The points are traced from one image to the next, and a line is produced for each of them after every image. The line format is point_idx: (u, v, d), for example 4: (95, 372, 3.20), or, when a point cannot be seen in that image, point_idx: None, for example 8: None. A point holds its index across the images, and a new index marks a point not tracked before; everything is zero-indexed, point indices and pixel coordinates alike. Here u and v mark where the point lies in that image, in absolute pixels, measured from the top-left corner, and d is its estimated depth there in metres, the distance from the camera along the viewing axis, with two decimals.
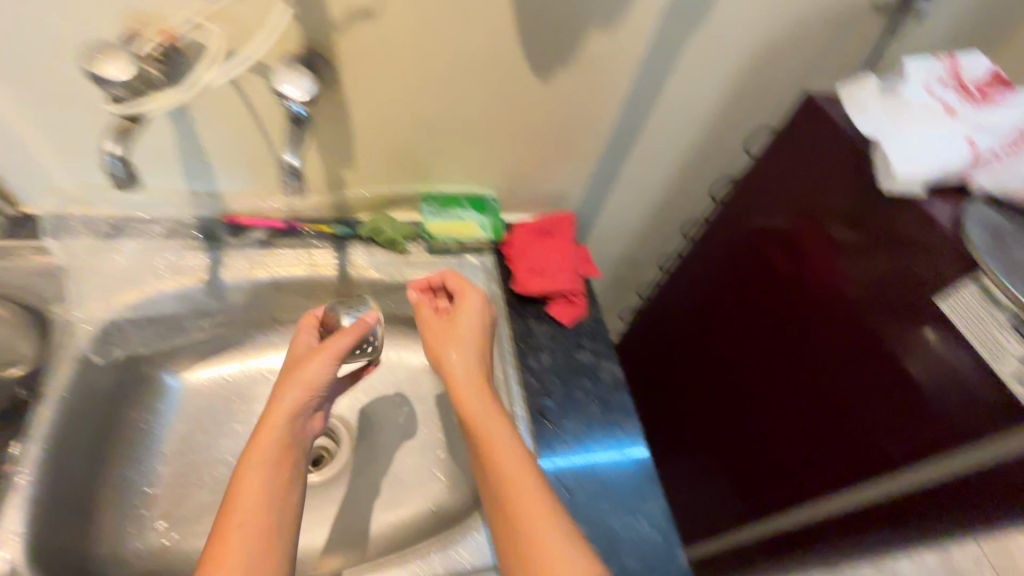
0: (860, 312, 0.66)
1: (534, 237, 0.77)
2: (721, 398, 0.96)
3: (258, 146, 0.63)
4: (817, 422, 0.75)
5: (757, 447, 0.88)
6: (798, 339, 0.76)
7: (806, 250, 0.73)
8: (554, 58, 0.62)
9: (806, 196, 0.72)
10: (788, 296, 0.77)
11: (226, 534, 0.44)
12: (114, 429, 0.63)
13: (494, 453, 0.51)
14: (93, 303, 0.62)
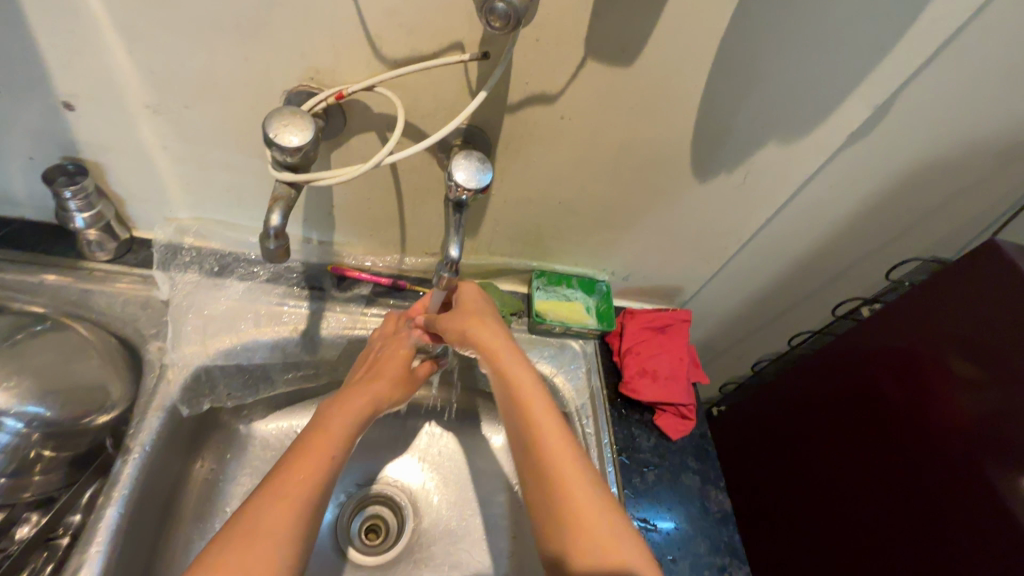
0: (971, 461, 0.61)
1: (647, 334, 0.71)
2: (785, 499, 0.89)
3: (390, 207, 0.60)
4: (893, 558, 0.69)
5: (816, 557, 0.81)
6: (887, 468, 0.71)
7: (916, 381, 0.69)
8: (720, 164, 0.58)
9: (944, 326, 0.66)
10: (886, 422, 0.72)
11: (297, 481, 0.44)
12: (185, 481, 0.59)
13: (566, 470, 0.47)
14: (190, 346, 0.58)
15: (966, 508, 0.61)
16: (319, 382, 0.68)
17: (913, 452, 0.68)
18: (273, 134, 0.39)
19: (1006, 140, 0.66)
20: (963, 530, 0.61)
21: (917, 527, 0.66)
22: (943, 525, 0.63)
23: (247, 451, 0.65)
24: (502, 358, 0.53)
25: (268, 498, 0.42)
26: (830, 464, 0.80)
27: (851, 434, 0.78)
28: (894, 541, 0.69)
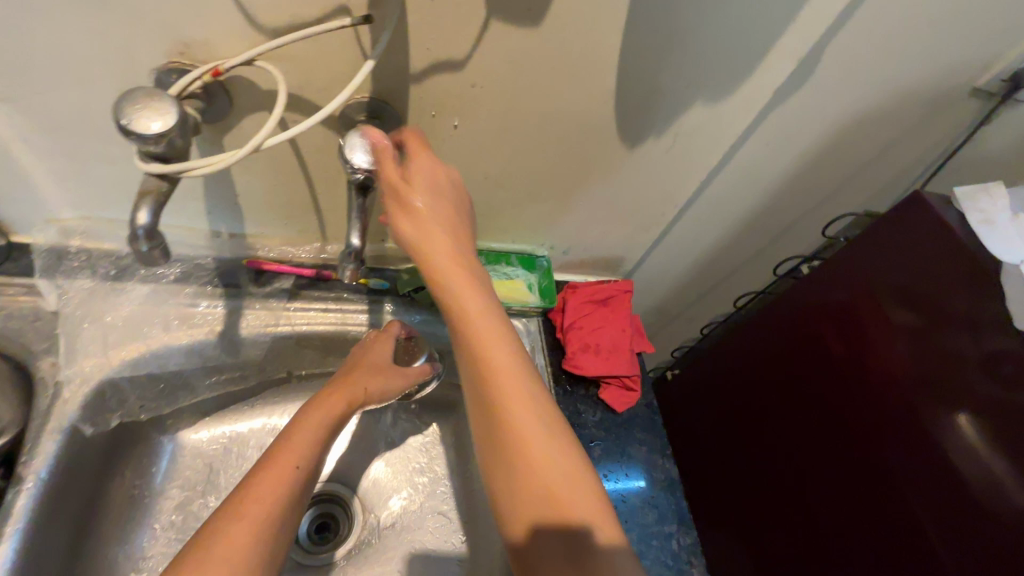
0: (904, 404, 0.63)
1: (589, 308, 0.70)
2: (732, 455, 0.92)
3: (301, 192, 0.56)
4: (837, 501, 0.72)
5: (762, 507, 0.85)
6: (828, 417, 0.73)
7: (855, 331, 0.70)
8: (649, 128, 0.55)
9: (871, 278, 0.68)
10: (824, 374, 0.74)
11: (256, 499, 0.42)
12: (108, 498, 0.55)
13: (515, 405, 0.44)
14: (89, 358, 0.53)
15: (897, 448, 0.64)
16: (247, 384, 0.64)
17: (851, 400, 0.70)
18: (129, 120, 0.34)
19: (930, 90, 0.67)
20: (896, 468, 0.64)
21: (858, 469, 0.69)
22: (881, 466, 0.66)
23: (177, 462, 0.62)
24: (454, 289, 0.47)
25: (227, 519, 0.40)
26: (772, 417, 0.83)
27: (794, 388, 0.79)
28: (840, 485, 0.71)
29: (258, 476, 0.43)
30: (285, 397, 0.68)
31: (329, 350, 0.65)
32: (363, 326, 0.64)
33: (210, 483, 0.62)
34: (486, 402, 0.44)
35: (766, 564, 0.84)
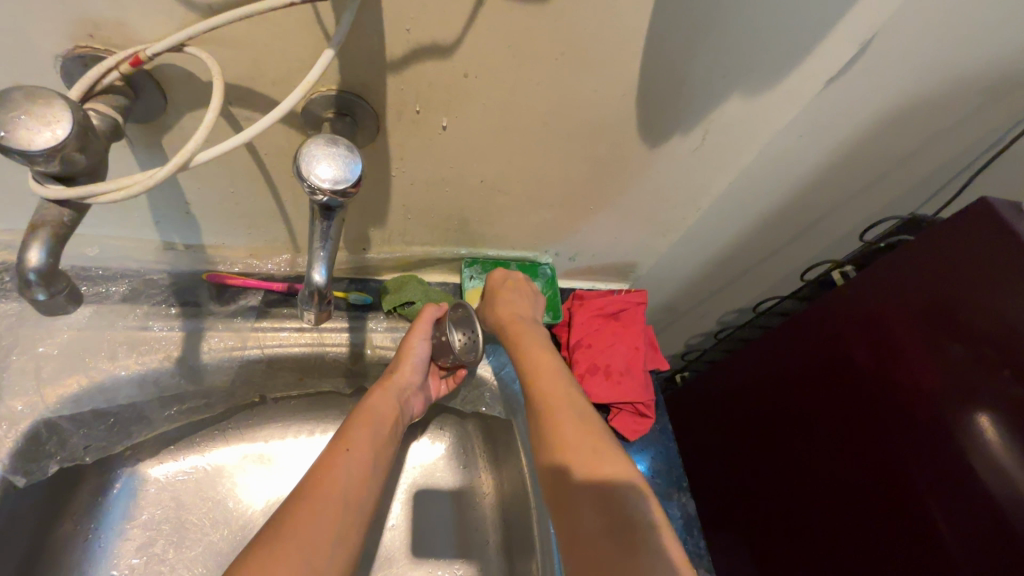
0: (938, 424, 0.56)
1: (598, 323, 0.62)
2: (742, 467, 0.86)
3: (264, 199, 0.47)
4: (858, 521, 0.65)
5: (774, 524, 0.79)
6: (849, 431, 0.67)
7: (883, 339, 0.63)
8: (675, 124, 0.47)
9: (906, 287, 0.61)
10: (846, 385, 0.68)
11: (321, 479, 0.43)
12: (49, 552, 0.49)
13: (552, 395, 0.49)
14: (19, 396, 0.45)
15: (925, 465, 0.57)
16: (213, 412, 0.57)
17: (875, 413, 0.63)
18: (3, 131, 0.25)
19: (997, 75, 0.57)
20: (922, 489, 0.57)
21: (880, 488, 0.62)
22: (906, 486, 0.59)
23: (137, 499, 0.56)
24: (508, 320, 0.55)
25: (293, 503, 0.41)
26: (785, 431, 0.77)
27: (812, 399, 0.73)
28: (861, 505, 0.65)
29: (322, 464, 0.44)
30: (260, 423, 0.61)
31: (306, 373, 0.58)
32: (343, 347, 0.57)
33: (174, 521, 0.56)
34: (530, 398, 0.50)
35: None
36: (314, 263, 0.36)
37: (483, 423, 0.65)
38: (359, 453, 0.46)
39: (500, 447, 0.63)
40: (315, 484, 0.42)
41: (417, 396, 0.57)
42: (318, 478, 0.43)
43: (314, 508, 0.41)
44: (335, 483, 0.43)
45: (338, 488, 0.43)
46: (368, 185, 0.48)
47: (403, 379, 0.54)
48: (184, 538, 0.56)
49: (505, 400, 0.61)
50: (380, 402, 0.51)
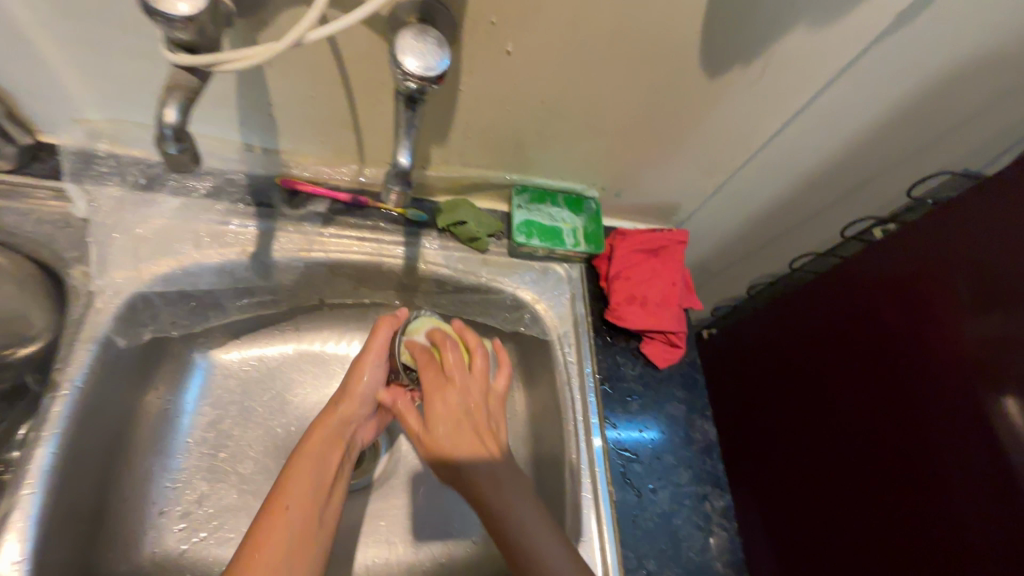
0: (961, 385, 0.59)
1: (637, 258, 0.65)
2: (759, 425, 0.90)
3: (340, 107, 0.51)
4: (868, 481, 0.69)
5: (780, 478, 0.83)
6: (875, 397, 0.69)
7: (915, 301, 0.64)
8: (735, 55, 0.48)
9: (943, 248, 0.62)
10: (876, 353, 0.69)
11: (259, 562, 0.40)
12: (138, 409, 0.55)
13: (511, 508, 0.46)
14: (121, 270, 0.51)
15: (948, 436, 0.60)
16: (278, 309, 0.63)
17: (897, 374, 0.66)
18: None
19: None
20: (940, 455, 0.60)
21: (896, 452, 0.65)
22: (924, 453, 0.62)
23: (208, 379, 0.62)
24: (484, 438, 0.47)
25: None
26: (807, 390, 0.80)
27: (841, 362, 0.74)
28: (872, 465, 0.68)
29: (258, 524, 0.42)
30: (317, 326, 0.67)
31: (362, 281, 0.63)
32: (398, 260, 0.61)
33: (240, 404, 0.62)
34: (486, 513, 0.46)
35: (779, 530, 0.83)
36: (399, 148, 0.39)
37: (519, 346, 0.69)
38: (299, 508, 0.44)
39: (532, 366, 0.68)
40: (253, 551, 0.40)
41: (367, 425, 0.55)
42: (257, 542, 0.41)
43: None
44: (273, 552, 0.40)
45: (279, 551, 0.41)
46: (437, 99, 0.51)
47: (348, 411, 0.52)
48: (247, 420, 0.62)
49: (543, 323, 0.64)
50: (318, 443, 0.49)
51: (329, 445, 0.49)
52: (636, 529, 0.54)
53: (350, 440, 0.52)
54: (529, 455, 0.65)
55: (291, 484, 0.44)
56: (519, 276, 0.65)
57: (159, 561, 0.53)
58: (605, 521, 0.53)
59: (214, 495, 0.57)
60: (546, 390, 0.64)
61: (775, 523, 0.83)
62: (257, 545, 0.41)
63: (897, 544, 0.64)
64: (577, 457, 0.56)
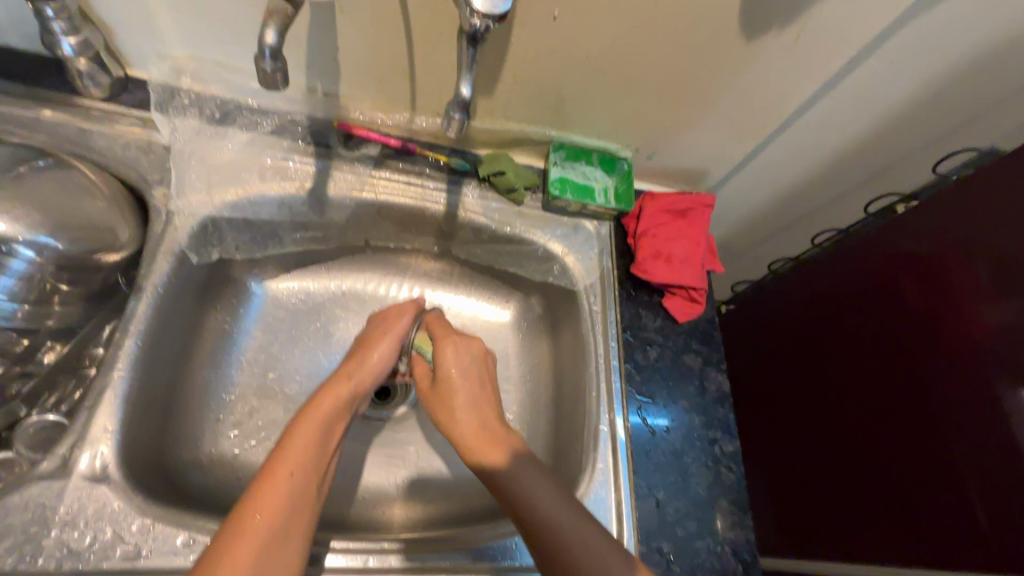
0: (971, 363, 0.61)
1: (664, 218, 0.68)
2: (774, 397, 0.93)
3: (400, 55, 0.55)
4: (875, 451, 0.73)
5: (795, 447, 0.87)
6: (888, 375, 0.72)
7: (931, 279, 0.66)
8: (774, 19, 0.51)
9: (959, 225, 0.64)
10: (893, 332, 0.71)
11: (261, 523, 0.38)
12: (203, 324, 0.61)
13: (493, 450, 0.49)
14: (195, 195, 0.57)
15: (957, 415, 0.63)
16: (328, 245, 0.68)
17: (911, 350, 0.68)
18: None
19: None
20: (949, 432, 0.63)
21: (905, 427, 0.69)
22: (932, 429, 0.65)
23: (263, 306, 0.68)
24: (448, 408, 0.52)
25: (228, 540, 0.37)
26: (823, 364, 0.83)
27: (856, 338, 0.77)
28: (884, 435, 0.72)
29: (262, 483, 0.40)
30: (360, 265, 0.73)
31: (405, 225, 0.68)
32: (441, 206, 0.65)
33: (288, 331, 0.68)
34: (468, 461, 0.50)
35: (791, 496, 0.87)
36: (463, 82, 0.43)
37: (546, 297, 0.73)
38: (301, 472, 0.42)
39: (557, 315, 0.72)
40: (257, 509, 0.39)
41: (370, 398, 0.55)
42: (259, 505, 0.39)
43: (255, 541, 0.37)
44: (276, 512, 0.39)
45: (278, 513, 0.39)
46: (490, 51, 0.55)
47: (364, 379, 0.53)
48: (294, 346, 0.67)
49: (571, 275, 0.68)
50: (326, 411, 0.48)
51: (338, 414, 0.48)
52: (649, 462, 0.58)
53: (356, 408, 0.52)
54: (551, 397, 0.70)
55: (290, 453, 0.43)
56: (550, 229, 0.69)
57: (214, 459, 0.58)
58: (618, 451, 0.58)
59: (263, 408, 0.63)
60: (569, 336, 0.69)
61: (789, 489, 0.87)
62: (260, 506, 0.39)
63: (904, 507, 0.68)
64: (597, 396, 0.61)
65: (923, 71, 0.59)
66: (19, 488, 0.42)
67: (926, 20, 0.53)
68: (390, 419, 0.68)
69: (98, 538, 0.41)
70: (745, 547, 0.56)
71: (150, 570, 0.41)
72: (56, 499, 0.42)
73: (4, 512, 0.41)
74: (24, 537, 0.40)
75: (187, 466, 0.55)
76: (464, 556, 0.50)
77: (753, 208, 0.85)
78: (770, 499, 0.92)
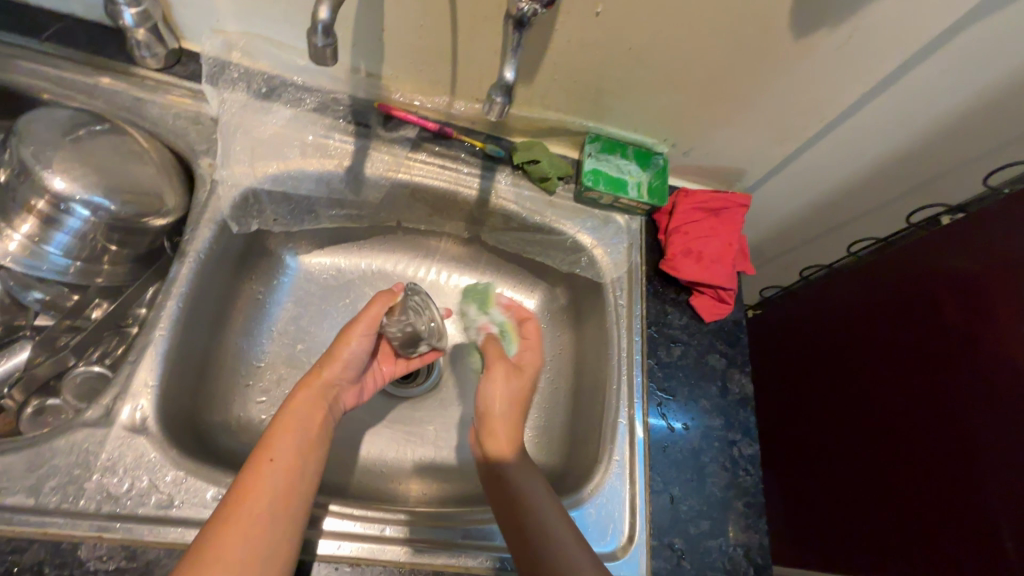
0: (1009, 385, 0.59)
1: (697, 216, 0.67)
2: (798, 406, 0.91)
3: (444, 39, 0.55)
4: (899, 471, 0.71)
5: (816, 457, 0.85)
6: (920, 391, 0.69)
7: (974, 295, 0.64)
8: (827, 17, 0.50)
9: (1006, 241, 0.61)
10: (924, 354, 0.69)
11: (244, 505, 0.41)
12: (239, 293, 0.64)
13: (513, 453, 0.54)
14: (239, 166, 0.58)
15: (987, 444, 0.61)
16: (361, 224, 0.69)
17: (948, 367, 0.66)
18: None
19: None
20: (980, 456, 0.61)
21: (930, 454, 0.67)
22: (962, 456, 0.63)
23: (296, 279, 0.70)
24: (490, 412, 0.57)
25: (218, 521, 0.40)
26: (853, 376, 0.81)
27: (887, 357, 0.75)
28: (909, 453, 0.70)
29: (245, 474, 0.43)
30: (390, 246, 0.74)
31: (436, 208, 0.69)
32: (473, 191, 0.66)
33: (317, 305, 0.70)
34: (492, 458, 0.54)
35: (809, 506, 0.86)
36: (506, 66, 0.44)
37: (571, 288, 0.73)
38: (283, 461, 0.44)
39: (582, 307, 0.72)
40: (240, 499, 0.41)
41: (349, 390, 0.56)
42: (243, 489, 0.42)
43: (239, 523, 0.40)
44: (258, 494, 0.42)
45: (262, 497, 0.42)
46: (533, 37, 0.54)
47: (332, 376, 0.53)
48: (324, 320, 0.70)
49: (599, 268, 0.68)
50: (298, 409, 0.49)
51: (313, 407, 0.50)
52: (665, 458, 0.58)
53: (333, 403, 0.53)
54: (570, 387, 0.70)
55: (274, 441, 0.46)
56: (580, 221, 0.69)
57: (243, 423, 0.60)
58: (635, 445, 0.58)
59: (291, 378, 0.65)
60: (593, 328, 0.69)
61: (807, 499, 0.86)
62: (242, 490, 0.42)
63: (925, 527, 0.67)
64: (617, 390, 0.60)
65: (983, 78, 0.56)
66: (64, 433, 0.44)
67: (993, 23, 0.51)
68: (411, 397, 0.69)
69: (135, 485, 0.43)
70: (759, 551, 0.56)
71: (181, 520, 0.43)
72: (98, 446, 0.44)
73: (52, 454, 0.43)
74: (68, 478, 0.43)
75: (218, 428, 0.57)
76: (471, 532, 0.51)
77: (788, 212, 0.83)
78: (786, 507, 0.91)
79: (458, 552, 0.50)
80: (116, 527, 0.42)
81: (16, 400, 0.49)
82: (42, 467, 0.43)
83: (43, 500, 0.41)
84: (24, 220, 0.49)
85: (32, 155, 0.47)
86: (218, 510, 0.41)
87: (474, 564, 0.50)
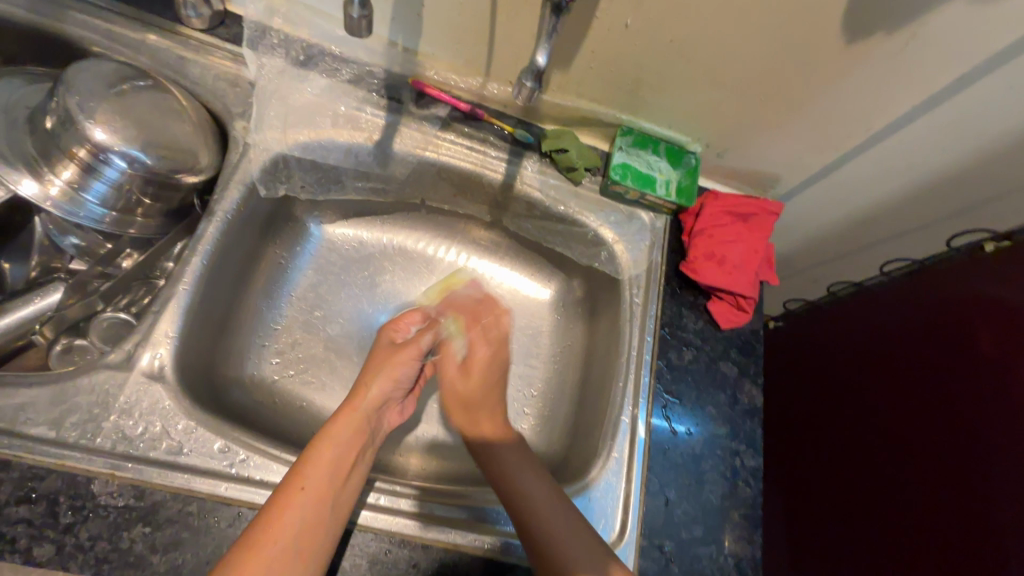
0: None
1: (725, 220, 0.66)
2: (809, 423, 0.89)
3: (483, 18, 0.55)
4: (908, 501, 0.69)
5: (824, 477, 0.83)
6: (944, 423, 0.66)
7: (1012, 329, 0.61)
8: (882, 22, 0.47)
9: None
10: (951, 391, 0.67)
11: (269, 537, 0.39)
12: (262, 257, 0.65)
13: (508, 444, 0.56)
14: (272, 131, 0.59)
15: (1004, 492, 0.58)
16: (385, 199, 0.70)
17: (977, 402, 0.63)
18: None
19: None
20: (998, 496, 0.59)
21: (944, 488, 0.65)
22: (979, 509, 0.61)
23: (318, 247, 0.71)
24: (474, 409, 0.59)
25: (243, 548, 0.39)
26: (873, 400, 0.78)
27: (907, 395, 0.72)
28: (921, 484, 0.67)
29: (276, 501, 0.41)
30: (412, 223, 0.75)
31: (460, 189, 0.69)
32: (498, 175, 0.66)
33: (335, 275, 0.71)
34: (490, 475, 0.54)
35: (810, 525, 0.84)
36: (540, 51, 0.43)
37: (588, 281, 0.73)
38: (316, 489, 0.43)
39: (597, 301, 0.72)
40: (266, 528, 0.40)
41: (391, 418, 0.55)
42: (271, 516, 0.41)
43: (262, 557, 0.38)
44: (284, 527, 0.40)
45: (288, 530, 0.40)
46: (572, 23, 0.54)
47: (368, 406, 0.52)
48: (341, 290, 0.71)
49: (618, 264, 0.67)
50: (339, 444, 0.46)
51: (350, 430, 0.49)
52: (665, 460, 0.58)
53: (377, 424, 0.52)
54: (578, 380, 0.71)
55: (309, 464, 0.44)
56: (603, 214, 0.68)
57: (256, 381, 0.62)
58: (636, 444, 0.58)
59: (304, 342, 0.67)
60: (606, 324, 0.69)
61: (808, 517, 0.84)
62: (271, 517, 0.40)
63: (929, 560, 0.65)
64: (623, 389, 0.60)
65: None
66: (88, 372, 0.46)
67: None
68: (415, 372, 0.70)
69: (149, 429, 0.46)
70: (750, 564, 0.55)
71: (189, 466, 0.45)
72: (118, 389, 0.46)
73: (75, 391, 0.45)
74: (88, 416, 0.45)
75: (232, 383, 0.59)
76: (476, 512, 0.53)
77: (822, 225, 0.81)
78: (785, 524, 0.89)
79: (457, 529, 0.50)
80: (128, 466, 0.44)
81: (47, 336, 0.51)
82: (65, 402, 0.45)
83: (64, 434, 0.44)
84: (65, 167, 0.51)
85: (76, 105, 0.49)
86: (246, 538, 0.40)
87: (467, 543, 0.50)
